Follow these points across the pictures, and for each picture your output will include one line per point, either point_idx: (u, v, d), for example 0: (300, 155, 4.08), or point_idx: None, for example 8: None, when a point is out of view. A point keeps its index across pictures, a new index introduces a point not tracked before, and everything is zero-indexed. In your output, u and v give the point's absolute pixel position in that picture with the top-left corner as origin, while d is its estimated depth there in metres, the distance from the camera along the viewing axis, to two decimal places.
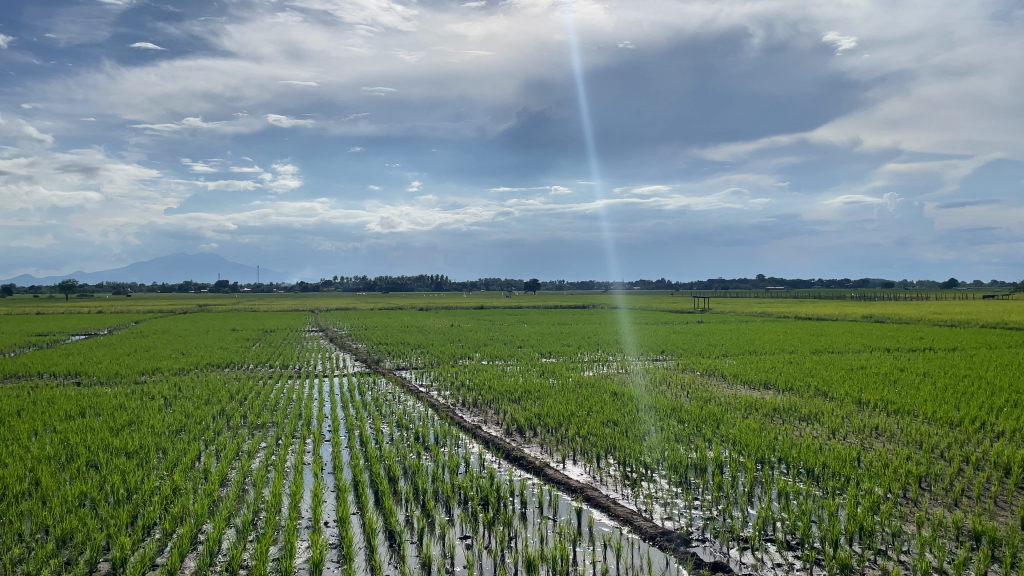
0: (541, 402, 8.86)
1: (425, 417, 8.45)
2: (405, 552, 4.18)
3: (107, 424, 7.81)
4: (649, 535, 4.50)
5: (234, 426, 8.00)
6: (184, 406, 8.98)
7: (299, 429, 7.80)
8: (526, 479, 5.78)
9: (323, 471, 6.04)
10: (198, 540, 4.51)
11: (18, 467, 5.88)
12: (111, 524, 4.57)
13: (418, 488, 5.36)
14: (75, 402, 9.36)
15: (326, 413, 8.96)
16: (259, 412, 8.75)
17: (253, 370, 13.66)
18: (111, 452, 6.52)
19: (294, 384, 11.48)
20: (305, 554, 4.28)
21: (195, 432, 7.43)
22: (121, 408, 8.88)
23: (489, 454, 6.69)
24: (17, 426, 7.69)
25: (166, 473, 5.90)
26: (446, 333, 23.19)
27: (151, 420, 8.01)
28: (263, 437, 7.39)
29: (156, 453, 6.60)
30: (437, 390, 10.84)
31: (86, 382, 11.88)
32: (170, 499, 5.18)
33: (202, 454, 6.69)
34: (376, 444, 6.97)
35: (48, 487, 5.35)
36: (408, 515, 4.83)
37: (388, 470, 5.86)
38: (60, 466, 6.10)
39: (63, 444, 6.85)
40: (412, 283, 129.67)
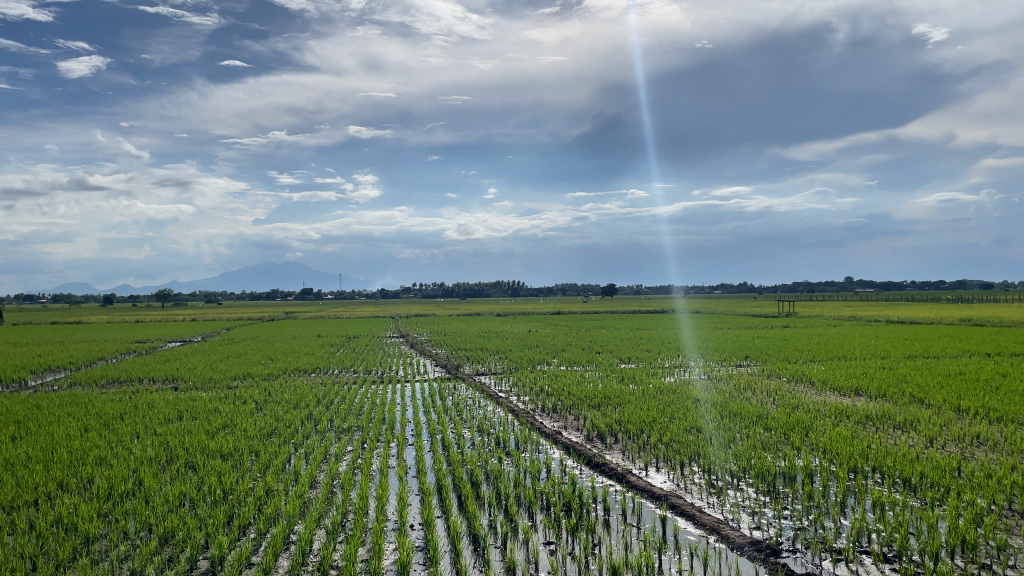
0: (621, 408, 8.78)
1: (505, 422, 8.51)
2: (490, 556, 4.21)
3: (204, 427, 8.16)
4: (737, 545, 4.41)
5: (321, 430, 8.24)
6: (274, 410, 9.30)
7: (384, 433, 7.97)
8: (608, 485, 5.75)
9: (407, 475, 6.15)
10: (291, 540, 4.66)
11: (124, 468, 6.21)
12: (209, 523, 4.77)
13: (501, 492, 5.41)
14: (174, 405, 9.83)
15: (409, 417, 9.14)
16: (344, 417, 8.99)
17: (338, 375, 14.05)
18: (208, 454, 6.81)
19: (377, 389, 11.74)
20: (393, 555, 4.37)
21: (286, 435, 7.70)
22: (215, 412, 9.27)
23: (570, 459, 6.68)
24: (121, 429, 8.12)
25: (258, 475, 6.12)
26: (525, 338, 23.28)
27: (243, 423, 8.33)
28: (350, 440, 7.58)
29: (249, 455, 6.86)
30: (516, 396, 10.89)
31: (183, 386, 12.45)
32: (263, 500, 5.37)
33: (293, 456, 6.93)
34: (458, 448, 7.05)
35: (151, 487, 5.63)
36: (492, 519, 4.87)
37: (471, 474, 5.92)
38: (161, 466, 6.42)
39: (163, 447, 7.18)
40: (490, 289, 130.81)
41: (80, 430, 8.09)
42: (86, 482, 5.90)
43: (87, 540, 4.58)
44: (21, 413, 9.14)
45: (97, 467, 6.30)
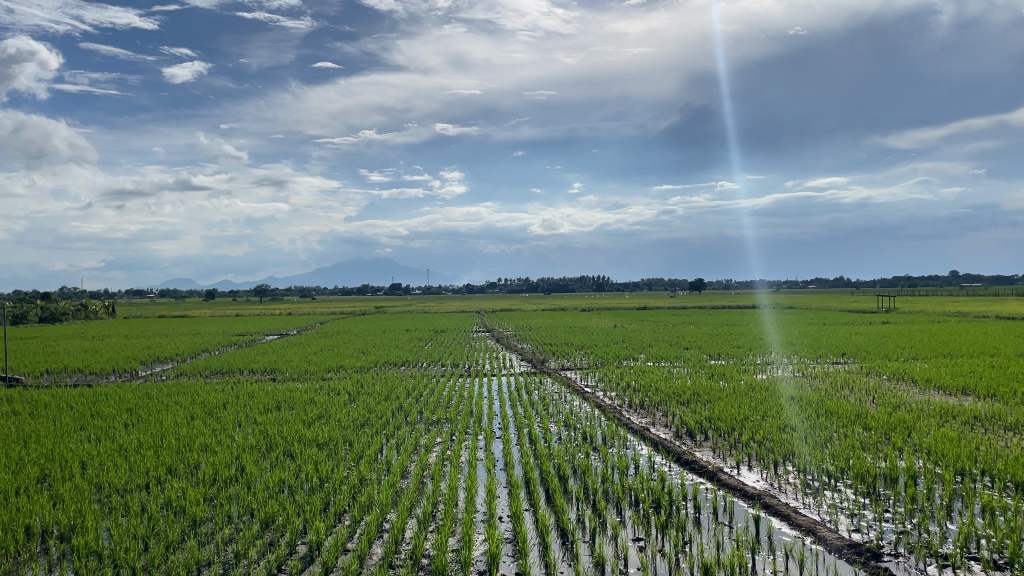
0: (711, 405, 8.62)
1: (592, 418, 8.45)
2: (579, 550, 4.22)
3: (300, 417, 8.46)
4: (835, 547, 4.27)
5: (412, 421, 8.43)
6: (366, 402, 9.57)
7: (472, 425, 8.07)
8: (699, 483, 5.67)
9: (496, 467, 6.21)
10: (384, 528, 4.78)
11: (227, 454, 6.52)
12: (306, 510, 4.96)
13: (588, 487, 5.41)
14: (273, 396, 10.24)
15: (496, 410, 9.22)
16: (434, 409, 9.15)
17: (427, 368, 14.31)
18: (305, 444, 7.05)
19: (465, 382, 11.89)
20: (482, 546, 4.43)
21: (377, 426, 7.91)
22: (311, 402, 9.60)
23: (658, 456, 6.60)
24: (224, 418, 8.50)
25: (352, 464, 6.31)
26: (611, 333, 23.08)
27: (337, 414, 8.59)
28: (439, 432, 7.71)
29: (343, 445, 7.07)
30: (603, 391, 10.82)
31: (281, 377, 12.98)
32: (357, 488, 5.54)
33: (384, 446, 7.10)
34: (546, 442, 7.07)
35: (252, 473, 5.88)
36: (580, 514, 4.87)
37: (559, 468, 5.94)
38: (262, 454, 6.70)
39: (262, 435, 7.49)
40: (576, 284, 130.51)
41: (187, 418, 8.52)
42: (193, 467, 6.23)
43: (194, 522, 4.83)
44: (133, 401, 9.70)
45: (202, 454, 6.64)
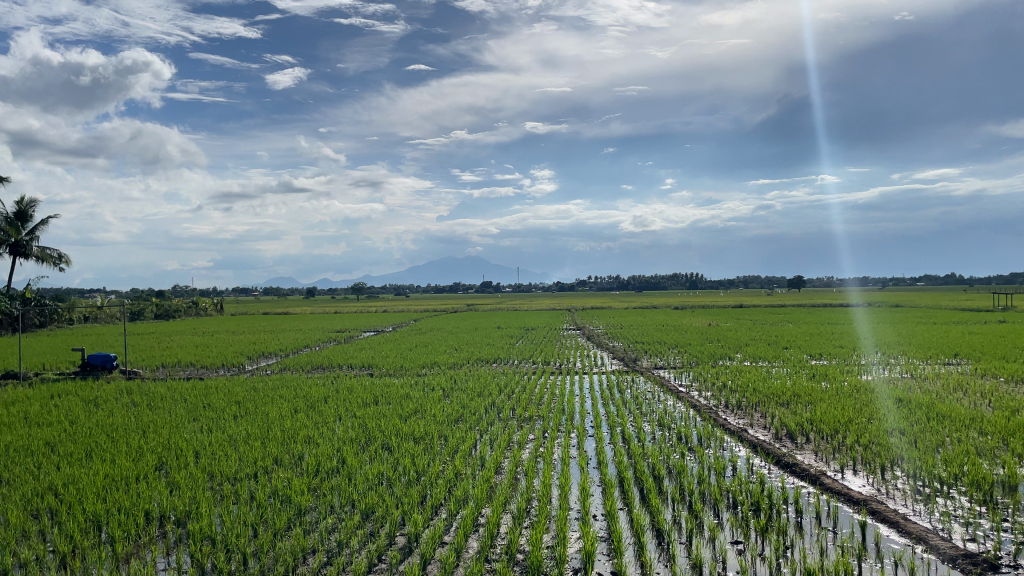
0: (812, 407, 8.36)
1: (687, 418, 8.33)
2: (676, 552, 4.17)
3: (396, 412, 8.67)
4: (948, 556, 4.07)
5: (505, 417, 8.51)
6: (460, 398, 9.70)
7: (564, 423, 8.07)
8: (801, 487, 5.50)
9: (588, 465, 6.21)
10: (479, 523, 4.85)
11: (329, 446, 6.76)
12: (404, 502, 5.09)
13: (683, 487, 5.34)
14: (370, 390, 10.53)
15: (588, 408, 9.19)
16: (526, 406, 9.20)
17: (518, 365, 14.43)
18: (401, 438, 7.23)
19: (557, 380, 11.91)
20: (577, 544, 4.43)
21: (472, 421, 8.04)
22: (407, 398, 9.82)
23: (758, 457, 6.46)
24: (325, 411, 8.82)
25: (447, 458, 6.42)
26: (705, 332, 22.67)
27: (433, 409, 8.77)
28: (532, 429, 7.77)
29: (439, 439, 7.21)
30: (699, 391, 10.61)
31: (378, 373, 13.35)
32: (453, 482, 5.64)
33: (478, 442, 7.19)
34: (640, 441, 7.02)
35: (353, 465, 6.08)
36: (676, 514, 4.82)
37: (653, 468, 5.88)
38: (361, 447, 6.90)
39: (362, 429, 7.72)
40: (668, 282, 128.72)
41: (291, 411, 8.87)
42: (297, 458, 6.48)
43: (299, 511, 5.03)
44: (241, 395, 10.17)
45: (306, 446, 6.90)
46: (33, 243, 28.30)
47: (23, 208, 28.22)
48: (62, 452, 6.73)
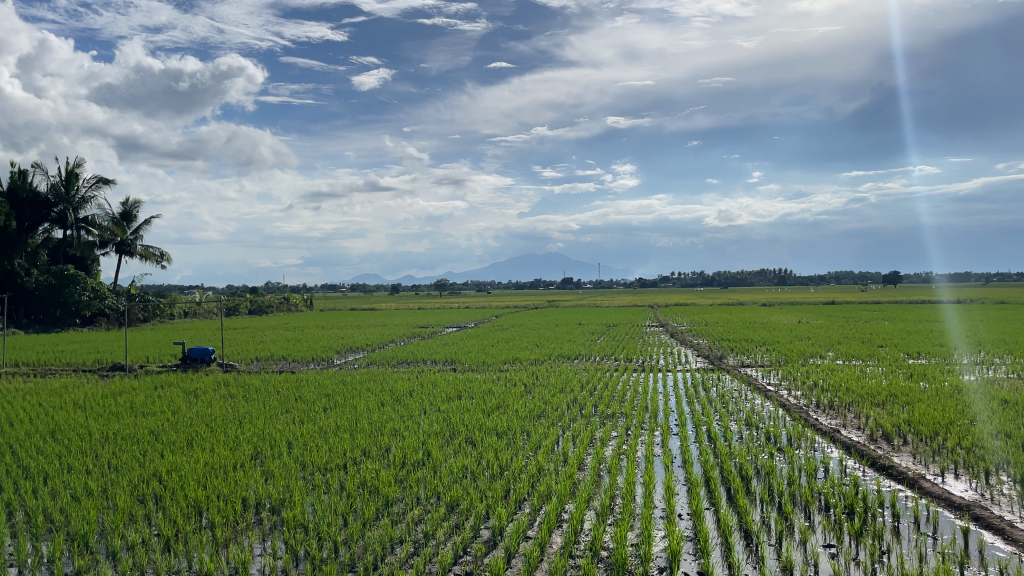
0: (910, 408, 8.01)
1: (776, 417, 8.12)
2: (765, 553, 4.08)
3: (480, 406, 8.77)
4: None
5: (586, 414, 8.48)
6: (541, 393, 9.73)
7: (647, 421, 7.98)
8: (897, 490, 5.28)
9: (673, 464, 6.13)
10: (563, 518, 4.86)
11: (414, 440, 6.88)
12: (488, 496, 5.15)
13: (772, 488, 5.21)
14: (454, 385, 10.67)
15: (673, 407, 9.06)
16: (608, 403, 9.14)
17: (600, 362, 14.35)
18: (485, 432, 7.30)
19: (639, 377, 11.80)
20: (662, 543, 4.39)
21: (554, 417, 8.06)
22: (489, 393, 9.91)
23: (851, 459, 6.23)
24: (410, 405, 8.99)
25: (530, 453, 6.46)
26: (794, 330, 21.96)
27: (515, 405, 8.82)
28: (614, 426, 7.72)
29: (521, 435, 7.26)
30: (788, 391, 10.31)
31: (461, 368, 13.52)
32: (536, 477, 5.67)
33: (560, 438, 7.21)
34: (726, 440, 6.88)
35: (438, 458, 6.18)
36: (764, 516, 4.70)
37: (741, 468, 5.75)
38: (445, 440, 7.01)
39: (445, 423, 7.84)
40: (754, 278, 125.86)
41: (377, 405, 9.07)
42: (384, 450, 6.64)
43: (387, 502, 5.15)
44: (331, 388, 10.47)
45: (392, 439, 7.05)
46: (138, 242, 29.87)
47: (128, 208, 29.82)
48: (166, 440, 7.08)
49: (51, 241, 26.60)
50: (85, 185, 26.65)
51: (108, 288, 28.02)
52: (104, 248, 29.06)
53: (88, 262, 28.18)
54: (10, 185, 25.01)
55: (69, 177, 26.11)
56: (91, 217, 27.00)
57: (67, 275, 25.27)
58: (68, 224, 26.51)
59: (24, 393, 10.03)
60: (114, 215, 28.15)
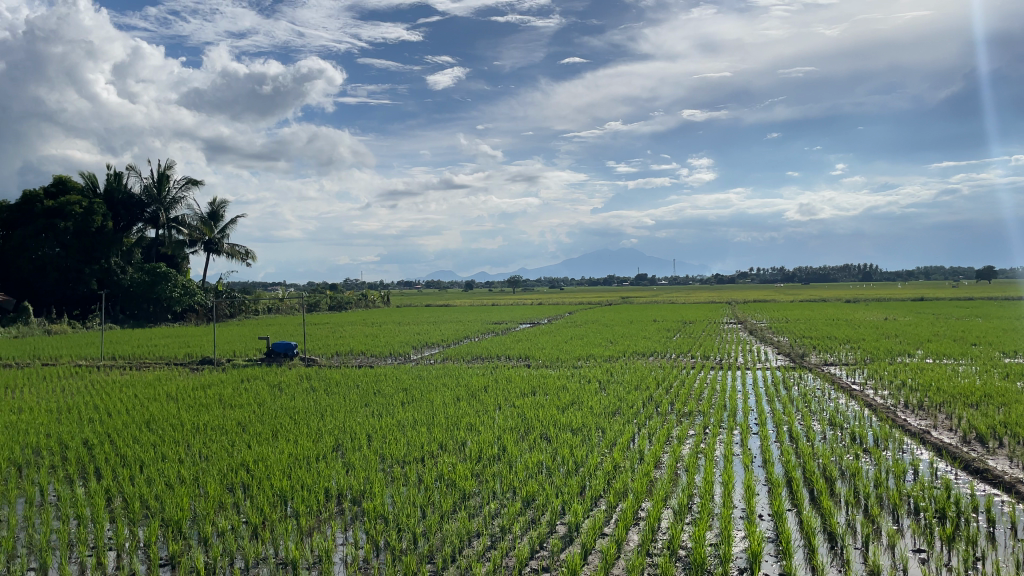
0: (1007, 409, 7.62)
1: (861, 417, 7.86)
2: (850, 557, 3.96)
3: (554, 403, 8.78)
4: None
5: (663, 412, 8.39)
6: (617, 390, 9.67)
7: (726, 419, 7.84)
8: (993, 495, 5.05)
9: (753, 463, 6.01)
10: (639, 516, 4.83)
11: (490, 434, 6.96)
12: (564, 492, 5.17)
13: (858, 490, 5.05)
14: (529, 381, 10.72)
15: (752, 405, 8.87)
16: (685, 401, 9.01)
17: (676, 360, 14.17)
18: (561, 429, 7.30)
19: (717, 375, 11.59)
20: (742, 544, 4.31)
21: (629, 414, 8.01)
22: (563, 389, 9.92)
23: (942, 462, 5.98)
24: (485, 400, 9.07)
25: (606, 451, 6.43)
26: (881, 327, 21.19)
27: (590, 401, 8.80)
28: (691, 424, 7.61)
29: (596, 431, 7.24)
30: (873, 390, 9.97)
31: (535, 364, 13.57)
32: (612, 474, 5.66)
33: (636, 435, 7.16)
34: (808, 440, 6.70)
35: (513, 453, 6.22)
36: (849, 518, 4.57)
37: (825, 469, 5.59)
38: (521, 436, 7.06)
39: (521, 418, 7.89)
40: (837, 273, 121.98)
41: (454, 399, 9.20)
42: (460, 444, 6.73)
43: (464, 495, 5.23)
44: (408, 382, 10.67)
45: (468, 433, 7.14)
46: (224, 240, 31.01)
47: (215, 208, 31.00)
48: (252, 431, 7.35)
49: (145, 240, 27.90)
50: (176, 187, 27.84)
51: (197, 285, 29.23)
52: (194, 246, 30.28)
53: (178, 260, 29.47)
54: (107, 187, 26.34)
55: (160, 178, 27.33)
56: (181, 217, 28.20)
57: (159, 273, 26.50)
58: (160, 224, 27.75)
59: (120, 385, 10.56)
60: (202, 214, 29.31)
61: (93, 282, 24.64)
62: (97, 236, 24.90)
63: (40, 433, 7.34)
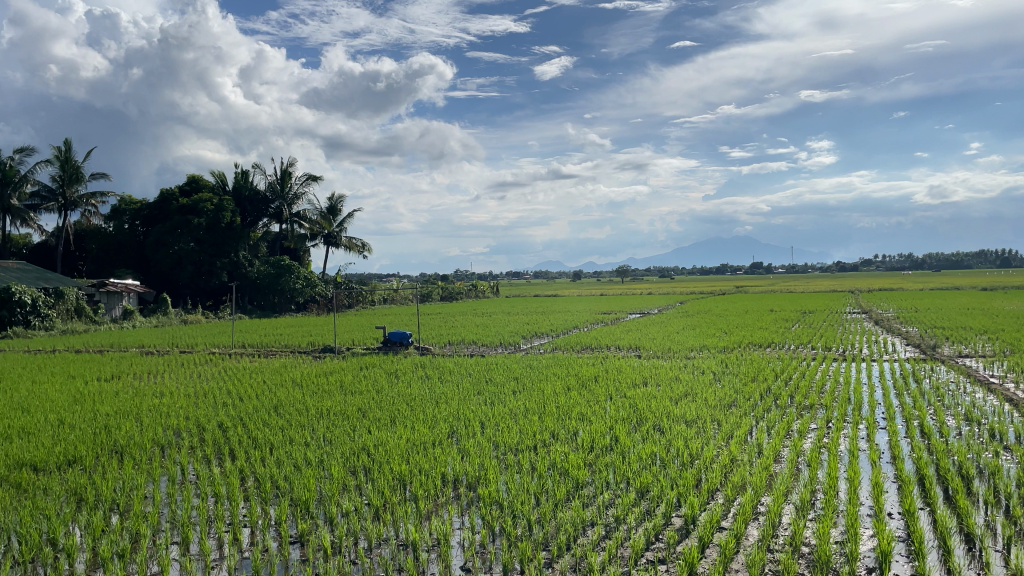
0: None
1: (1001, 413, 7.34)
2: (990, 559, 3.73)
3: (667, 394, 8.64)
4: None
5: (782, 404, 8.12)
6: (732, 382, 9.43)
7: (851, 413, 7.50)
8: None
9: (881, 460, 5.72)
10: (759, 511, 4.70)
11: (602, 424, 6.94)
12: (680, 484, 5.09)
13: (999, 489, 4.74)
14: (640, 372, 10.62)
15: (878, 399, 8.43)
16: (806, 394, 8.68)
17: (795, 351, 13.68)
18: (675, 420, 7.19)
19: (840, 367, 11.09)
20: (871, 542, 4.13)
21: (746, 407, 7.79)
22: (676, 380, 9.74)
23: None
24: (596, 390, 9.04)
25: (722, 444, 6.28)
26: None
27: (705, 393, 8.63)
28: (813, 418, 7.32)
29: (711, 424, 7.08)
30: (1015, 384, 9.30)
31: (646, 355, 13.43)
32: (729, 467, 5.53)
33: (755, 428, 6.96)
34: (943, 437, 6.31)
35: (626, 444, 6.19)
36: (988, 519, 4.29)
37: (961, 467, 5.26)
38: (633, 427, 7.00)
39: (633, 408, 7.83)
40: (972, 259, 114.11)
41: (565, 389, 9.20)
42: (572, 434, 6.75)
43: (577, 484, 5.24)
44: (519, 371, 10.78)
45: (580, 423, 7.15)
46: (342, 233, 32.23)
47: (333, 203, 32.23)
48: (372, 417, 7.62)
49: (270, 235, 29.39)
50: (297, 183, 29.14)
51: (318, 277, 30.53)
52: (315, 239, 31.62)
53: (300, 253, 30.92)
54: (235, 185, 27.93)
55: (283, 176, 28.66)
56: (302, 211, 29.48)
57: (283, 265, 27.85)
58: (284, 219, 29.11)
59: (249, 371, 11.19)
60: (322, 209, 30.53)
61: (224, 274, 26.21)
62: (227, 231, 26.38)
63: (180, 416, 7.87)
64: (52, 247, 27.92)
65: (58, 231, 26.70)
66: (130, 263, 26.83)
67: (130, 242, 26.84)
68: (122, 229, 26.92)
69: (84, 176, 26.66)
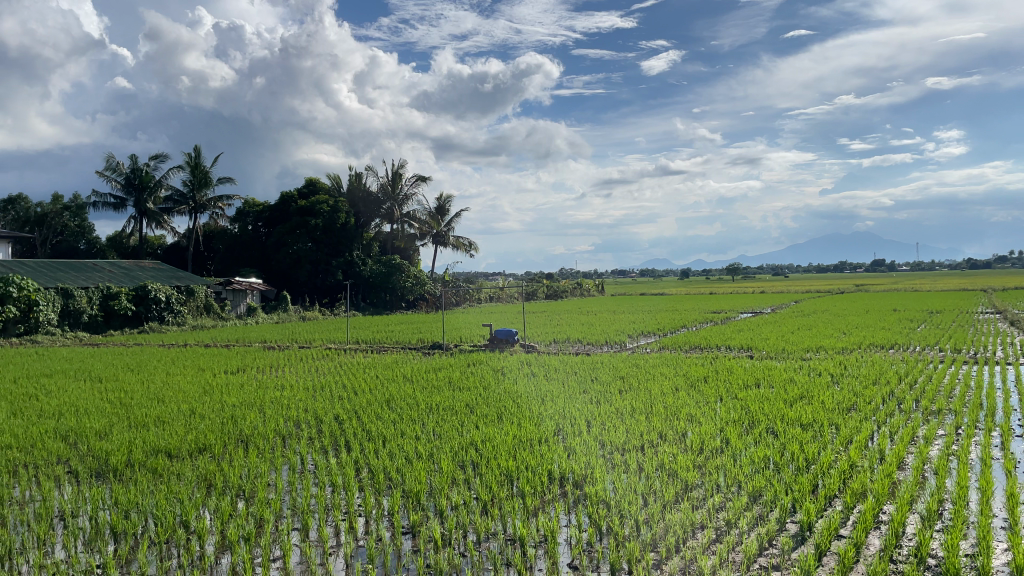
0: None
1: None
2: None
3: (781, 396, 8.38)
4: None
5: (906, 409, 7.72)
6: (851, 385, 9.02)
7: (982, 419, 7.03)
8: None
9: (1016, 469, 5.35)
10: (880, 519, 4.49)
11: (711, 426, 6.80)
12: (794, 489, 4.92)
13: None
14: (752, 372, 10.33)
15: (1014, 406, 7.86)
16: (933, 398, 8.20)
17: (922, 353, 12.90)
18: (789, 424, 6.95)
19: (972, 370, 10.37)
20: (1004, 557, 3.87)
21: (866, 411, 7.44)
22: (791, 382, 9.42)
23: None
24: (707, 391, 8.86)
25: (840, 449, 6.03)
26: None
27: (822, 395, 8.31)
28: (940, 424, 6.91)
29: (829, 428, 6.80)
30: None
31: (758, 355, 13.04)
32: (848, 473, 5.30)
33: (876, 433, 6.65)
34: None
35: (737, 446, 6.04)
36: None
37: None
38: (745, 429, 6.82)
39: (745, 410, 7.62)
40: None
41: (673, 390, 9.06)
42: (681, 434, 6.64)
43: (686, 485, 5.16)
44: (626, 371, 10.71)
45: (689, 423, 7.03)
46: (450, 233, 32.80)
47: (442, 203, 32.93)
48: (480, 413, 7.74)
49: (381, 235, 30.33)
50: (408, 184, 29.94)
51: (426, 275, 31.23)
52: (423, 239, 32.33)
53: (409, 253, 31.76)
54: (349, 186, 29.04)
55: (394, 177, 29.50)
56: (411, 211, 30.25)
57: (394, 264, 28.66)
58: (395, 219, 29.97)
59: (364, 366, 11.61)
60: (431, 209, 31.26)
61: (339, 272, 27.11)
62: (342, 232, 27.41)
63: (300, 408, 8.26)
64: (184, 248, 29.78)
65: (189, 232, 28.53)
66: (253, 262, 28.33)
67: (253, 243, 28.33)
68: (246, 230, 28.50)
69: (212, 180, 28.29)
